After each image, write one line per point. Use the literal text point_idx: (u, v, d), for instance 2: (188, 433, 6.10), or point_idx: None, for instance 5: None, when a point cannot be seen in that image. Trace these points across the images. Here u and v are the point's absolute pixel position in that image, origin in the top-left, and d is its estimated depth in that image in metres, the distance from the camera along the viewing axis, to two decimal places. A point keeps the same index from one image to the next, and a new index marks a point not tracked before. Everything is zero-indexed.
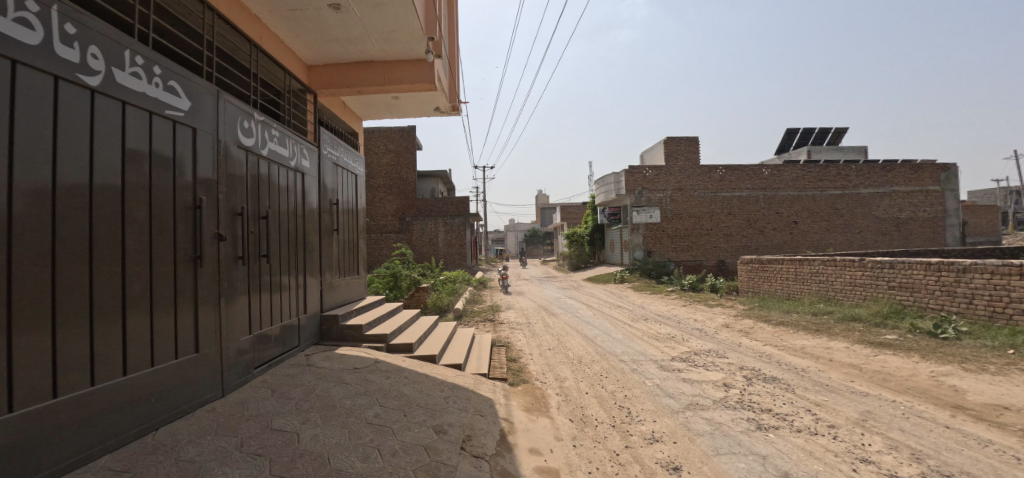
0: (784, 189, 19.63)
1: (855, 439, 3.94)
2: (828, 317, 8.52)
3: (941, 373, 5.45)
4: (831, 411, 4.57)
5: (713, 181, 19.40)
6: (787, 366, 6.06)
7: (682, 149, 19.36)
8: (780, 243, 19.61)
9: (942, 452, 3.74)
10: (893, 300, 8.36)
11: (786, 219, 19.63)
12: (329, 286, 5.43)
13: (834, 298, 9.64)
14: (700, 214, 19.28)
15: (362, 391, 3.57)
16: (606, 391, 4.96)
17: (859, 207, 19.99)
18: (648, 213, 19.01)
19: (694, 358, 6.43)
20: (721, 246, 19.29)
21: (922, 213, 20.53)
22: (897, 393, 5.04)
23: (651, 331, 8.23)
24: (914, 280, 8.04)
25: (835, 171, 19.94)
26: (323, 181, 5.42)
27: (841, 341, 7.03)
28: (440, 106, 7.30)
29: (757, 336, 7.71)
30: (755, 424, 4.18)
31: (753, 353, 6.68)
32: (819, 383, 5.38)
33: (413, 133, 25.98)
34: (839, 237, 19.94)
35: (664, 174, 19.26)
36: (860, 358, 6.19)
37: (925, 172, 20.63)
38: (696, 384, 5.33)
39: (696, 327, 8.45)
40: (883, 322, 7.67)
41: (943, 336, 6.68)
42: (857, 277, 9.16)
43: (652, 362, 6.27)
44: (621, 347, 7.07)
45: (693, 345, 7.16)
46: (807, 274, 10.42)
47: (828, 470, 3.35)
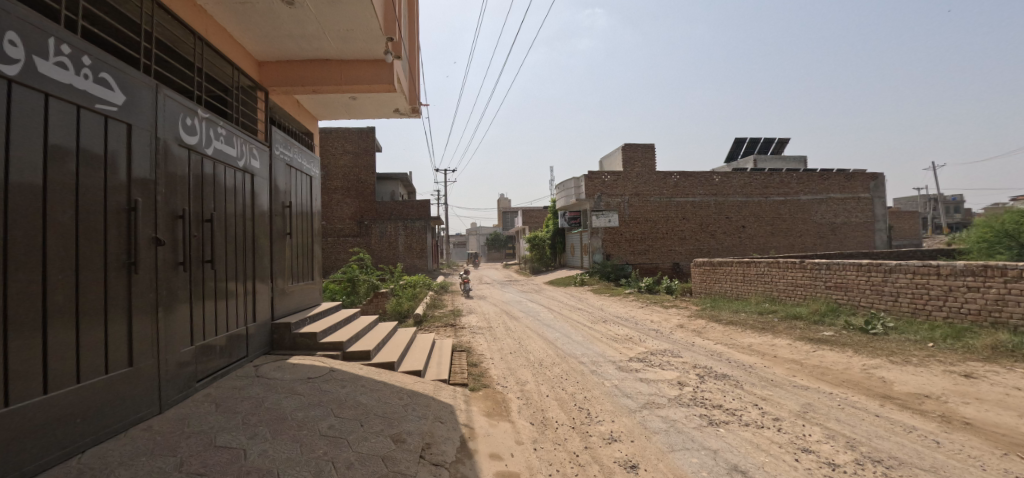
0: (733, 195, 20.64)
1: (797, 430, 4.18)
2: (773, 316, 9.01)
3: (872, 366, 5.88)
4: (776, 405, 4.83)
5: (668, 187, 20.12)
6: (736, 363, 6.35)
7: (640, 155, 19.98)
8: (730, 246, 20.59)
9: (873, 439, 4.04)
10: (829, 299, 8.96)
11: (735, 223, 20.63)
12: (281, 292, 5.20)
13: (778, 298, 10.21)
14: (656, 218, 19.93)
15: (316, 402, 3.42)
16: (566, 393, 5.01)
17: (800, 212, 21.35)
18: (607, 217, 19.45)
19: (650, 358, 6.63)
20: (676, 249, 20.01)
21: (855, 218, 22.16)
22: (834, 385, 5.41)
23: (610, 332, 8.41)
24: (847, 280, 8.66)
25: (778, 179, 21.20)
26: (274, 182, 5.18)
27: (784, 338, 7.46)
28: (400, 107, 7.17)
29: (709, 335, 8.04)
30: (707, 419, 4.35)
31: (705, 352, 6.96)
32: (765, 379, 5.68)
33: (372, 134, 25.40)
34: (782, 240, 21.18)
35: (622, 179, 19.78)
36: (801, 354, 6.59)
37: (857, 180, 22.30)
38: (653, 384, 5.49)
39: (653, 328, 8.71)
40: (821, 319, 8.20)
41: (873, 331, 7.23)
42: (798, 278, 9.75)
43: (610, 363, 6.40)
44: (581, 349, 7.17)
45: (649, 345, 7.38)
46: (753, 275, 10.99)
47: (773, 462, 3.53)
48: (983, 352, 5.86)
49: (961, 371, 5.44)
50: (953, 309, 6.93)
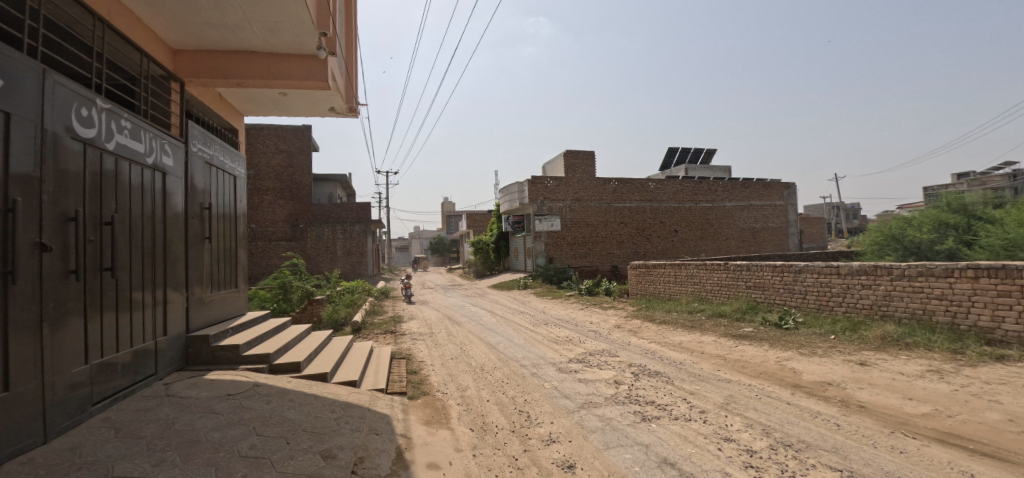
0: (666, 201, 21.83)
1: (720, 421, 4.47)
2: (701, 314, 9.59)
3: (784, 358, 6.44)
4: (702, 398, 5.14)
5: (607, 192, 20.88)
6: (668, 360, 6.69)
7: (580, 162, 20.58)
8: (664, 249, 21.71)
9: (785, 425, 4.41)
10: (749, 297, 9.71)
11: (668, 228, 21.81)
12: (198, 302, 4.76)
13: (705, 298, 10.90)
14: (596, 223, 20.61)
15: (236, 421, 3.17)
16: (506, 397, 5.02)
17: (725, 218, 22.99)
18: (549, 221, 19.82)
19: (589, 359, 6.81)
20: (614, 253, 20.79)
21: (772, 223, 24.22)
22: (753, 377, 5.85)
23: (551, 335, 8.55)
24: (764, 280, 9.42)
25: (706, 186, 22.71)
26: (191, 181, 4.77)
27: (711, 335, 7.97)
28: (336, 106, 6.88)
29: (644, 334, 8.41)
30: (640, 416, 4.54)
31: (640, 351, 7.27)
32: (693, 374, 6.02)
33: (308, 132, 24.18)
34: (710, 244, 22.67)
35: (564, 185, 20.24)
36: (725, 349, 7.08)
37: (774, 189, 24.40)
38: (591, 384, 5.64)
39: (592, 329, 8.98)
40: (743, 316, 8.86)
41: (786, 326, 7.91)
42: (722, 278, 10.47)
43: (551, 365, 6.51)
44: (523, 352, 7.23)
45: (588, 346, 7.59)
46: (684, 277, 11.65)
47: (699, 452, 3.74)
48: (875, 342, 6.61)
49: (858, 360, 6.09)
50: (850, 305, 7.76)
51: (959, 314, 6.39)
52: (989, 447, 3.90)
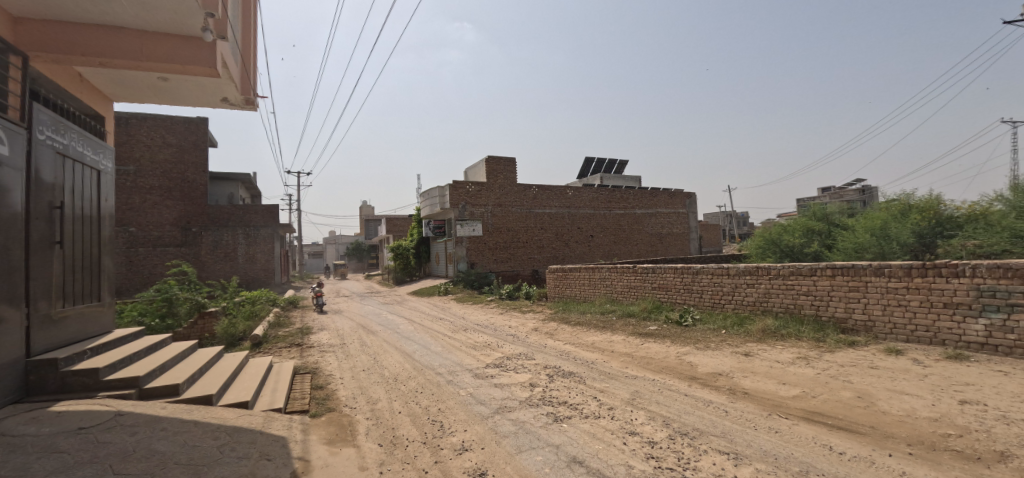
0: (582, 208, 22.82)
1: (626, 416, 4.70)
2: (612, 315, 10.10)
3: (684, 352, 6.98)
4: (611, 395, 5.38)
5: (528, 198, 21.31)
6: (581, 361, 6.93)
7: (502, 168, 20.80)
8: (581, 253, 22.65)
9: (682, 415, 4.76)
10: (655, 297, 10.43)
11: (585, 233, 22.80)
12: (45, 319, 4.02)
13: (617, 299, 11.50)
14: (517, 228, 20.92)
15: (88, 460, 2.69)
16: (420, 408, 4.85)
17: (635, 224, 24.59)
18: (470, 226, 19.61)
19: (506, 363, 6.84)
20: (534, 257, 21.23)
21: (676, 229, 26.35)
22: (656, 372, 6.26)
23: (470, 340, 8.46)
24: (667, 281, 10.17)
25: (619, 195, 24.14)
26: (37, 174, 4.03)
27: (621, 334, 8.43)
28: (229, 97, 6.26)
29: (560, 336, 8.66)
30: (553, 417, 4.64)
31: (555, 352, 7.47)
32: (603, 373, 6.30)
33: (203, 125, 21.76)
34: (622, 248, 24.07)
35: (486, 190, 20.27)
36: (633, 347, 7.52)
37: (678, 197, 26.59)
38: (506, 388, 5.65)
39: (511, 333, 9.04)
40: (649, 315, 9.50)
41: (686, 323, 8.61)
42: (631, 280, 11.11)
43: (468, 371, 6.43)
44: (439, 360, 7.07)
45: (505, 350, 7.63)
46: (597, 279, 12.19)
47: (606, 448, 3.89)
48: (758, 334, 7.43)
49: (744, 351, 6.79)
50: (738, 302, 8.65)
51: (820, 307, 7.41)
52: (843, 421, 4.54)
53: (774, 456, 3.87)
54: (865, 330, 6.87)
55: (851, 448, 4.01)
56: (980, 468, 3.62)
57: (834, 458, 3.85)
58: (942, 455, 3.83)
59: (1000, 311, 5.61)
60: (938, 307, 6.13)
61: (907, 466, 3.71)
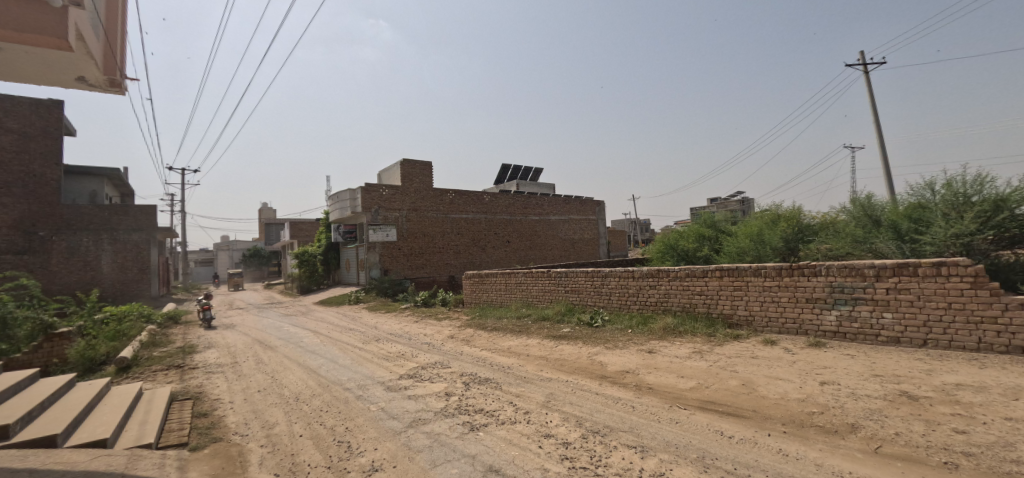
0: (499, 214, 23.05)
1: (541, 419, 4.76)
2: (528, 319, 10.25)
3: (594, 353, 7.28)
4: (526, 399, 5.42)
5: (444, 203, 21.01)
6: (497, 366, 6.92)
7: (417, 172, 20.29)
8: (498, 258, 22.83)
9: (594, 413, 4.94)
10: (568, 301, 10.79)
11: (501, 239, 23.04)
12: None
13: (532, 303, 11.71)
14: (433, 233, 20.49)
15: None
16: (324, 429, 4.48)
17: (549, 230, 25.39)
18: (384, 231, 18.83)
19: (420, 373, 6.59)
20: (451, 262, 20.94)
21: (587, 235, 27.70)
22: (569, 373, 6.45)
23: (382, 351, 8.04)
24: (579, 285, 10.57)
25: (534, 201, 24.78)
26: None
27: (536, 337, 8.58)
28: (89, 76, 5.35)
29: (477, 342, 8.58)
30: (469, 426, 4.55)
31: (472, 359, 7.38)
32: (519, 377, 6.33)
33: (58, 110, 18.46)
34: (537, 253, 24.71)
35: (400, 194, 19.59)
36: (547, 350, 7.68)
37: (589, 205, 27.98)
38: (421, 399, 5.44)
39: (426, 342, 8.76)
40: (562, 318, 9.80)
41: (597, 325, 9.01)
42: (546, 285, 11.37)
43: (380, 384, 6.10)
44: (348, 374, 6.62)
45: (420, 360, 7.37)
46: (513, 284, 12.30)
47: (522, 454, 3.90)
48: (659, 332, 8.01)
49: (648, 349, 7.26)
50: (642, 302, 9.25)
51: (711, 305, 8.19)
52: (732, 408, 5.01)
53: (675, 446, 4.15)
54: (747, 324, 7.73)
55: (738, 432, 4.44)
56: (837, 439, 4.20)
57: (725, 442, 4.23)
58: (809, 431, 4.39)
59: (847, 303, 6.67)
60: (802, 302, 7.10)
61: (783, 443, 4.20)
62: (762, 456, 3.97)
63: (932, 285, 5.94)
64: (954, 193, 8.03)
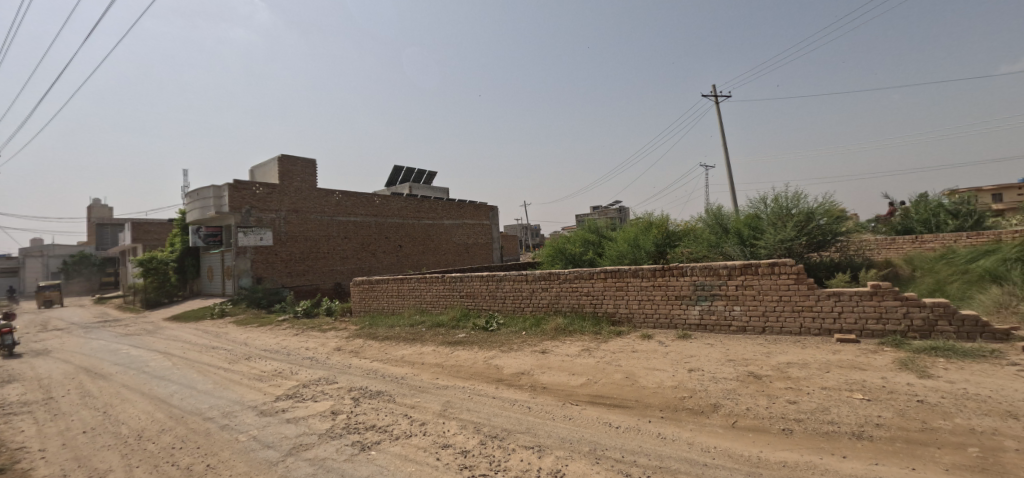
0: (390, 217, 22.12)
1: (438, 430, 4.60)
2: (422, 327, 9.91)
3: (491, 356, 7.30)
4: (422, 410, 5.20)
5: (329, 205, 19.50)
6: (389, 377, 6.54)
7: (298, 170, 18.55)
8: (388, 264, 21.84)
9: (491, 418, 4.91)
10: (463, 305, 10.67)
11: (393, 243, 22.10)
12: None
13: (426, 310, 11.35)
14: (316, 237, 18.85)
15: None
16: (178, 469, 3.77)
17: (443, 234, 25.09)
18: (256, 234, 16.78)
19: (301, 392, 5.94)
20: (337, 268, 19.44)
21: (481, 239, 27.95)
22: (465, 379, 6.36)
23: (253, 371, 7.09)
24: (473, 289, 10.52)
25: (428, 205, 24.31)
26: None
27: (431, 344, 8.32)
28: None
29: (367, 353, 8.04)
30: (359, 446, 4.20)
31: (361, 371, 6.88)
32: (413, 387, 6.06)
33: None
34: (430, 258, 24.20)
35: (277, 193, 17.67)
36: (443, 357, 7.49)
37: (483, 210, 28.31)
38: (302, 422, 4.88)
39: (308, 357, 7.94)
40: (458, 324, 9.67)
41: (492, 329, 9.06)
42: (440, 290, 11.11)
43: (251, 409, 5.35)
44: (209, 400, 5.70)
45: (300, 376, 6.66)
46: (405, 291, 11.81)
47: (419, 470, 3.71)
48: (551, 332, 8.33)
49: (541, 349, 7.49)
50: (535, 304, 9.54)
51: (596, 305, 8.75)
52: (618, 400, 5.37)
53: (569, 442, 4.30)
54: (627, 321, 8.42)
55: (623, 422, 4.77)
56: (703, 419, 4.75)
57: (613, 433, 4.50)
58: (682, 414, 4.90)
59: (707, 299, 7.64)
60: (673, 299, 7.95)
61: (661, 428, 4.61)
62: (644, 441, 4.31)
63: (769, 282, 7.08)
64: (780, 205, 9.74)
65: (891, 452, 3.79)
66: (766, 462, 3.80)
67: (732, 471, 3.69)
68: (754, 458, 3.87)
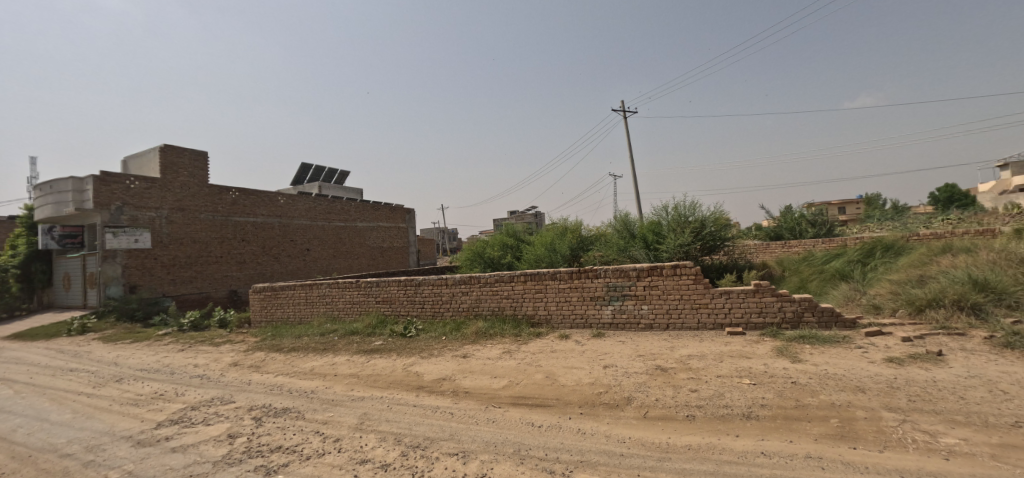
0: (296, 218, 20.48)
1: (355, 445, 4.31)
2: (334, 335, 9.26)
3: (410, 363, 7.04)
4: (336, 425, 4.84)
5: (224, 204, 17.51)
6: (297, 392, 5.99)
7: (186, 162, 16.42)
8: (293, 269, 20.15)
9: (412, 427, 4.72)
10: (379, 311, 10.18)
11: (298, 247, 20.45)
12: None
13: (338, 317, 10.64)
14: (207, 240, 16.78)
15: None
16: None
17: (355, 237, 23.83)
18: (130, 235, 14.46)
19: (188, 416, 5.21)
20: (231, 275, 17.45)
21: (397, 243, 27.00)
22: (383, 389, 6.05)
23: (126, 395, 6.07)
24: (390, 294, 10.07)
25: (340, 206, 22.94)
26: None
27: (344, 354, 7.81)
28: None
29: (269, 367, 7.32)
30: (263, 471, 3.79)
31: (263, 387, 6.24)
32: (325, 401, 5.61)
33: None
34: (341, 262, 22.79)
35: (158, 188, 15.42)
36: (358, 367, 7.07)
37: (400, 212, 27.41)
38: (190, 450, 4.28)
39: (197, 375, 6.99)
40: (374, 331, 9.21)
41: (411, 335, 8.77)
42: (353, 296, 10.48)
43: (124, 440, 4.56)
44: (67, 433, 4.77)
45: (188, 398, 5.85)
46: (315, 297, 10.96)
47: None
48: (472, 336, 8.27)
49: (462, 354, 7.40)
50: (454, 308, 9.40)
51: (516, 307, 8.88)
52: (539, 400, 5.48)
53: (493, 445, 4.29)
54: (546, 322, 8.66)
55: (546, 420, 4.87)
56: (618, 412, 5.02)
57: (536, 432, 4.58)
58: (599, 408, 5.14)
59: (619, 299, 8.13)
60: (588, 300, 8.34)
61: (581, 423, 4.78)
62: (566, 437, 4.44)
63: (672, 282, 7.72)
64: (680, 213, 10.73)
65: (773, 428, 4.32)
66: (673, 447, 4.13)
67: (646, 458, 3.94)
68: (664, 444, 4.18)
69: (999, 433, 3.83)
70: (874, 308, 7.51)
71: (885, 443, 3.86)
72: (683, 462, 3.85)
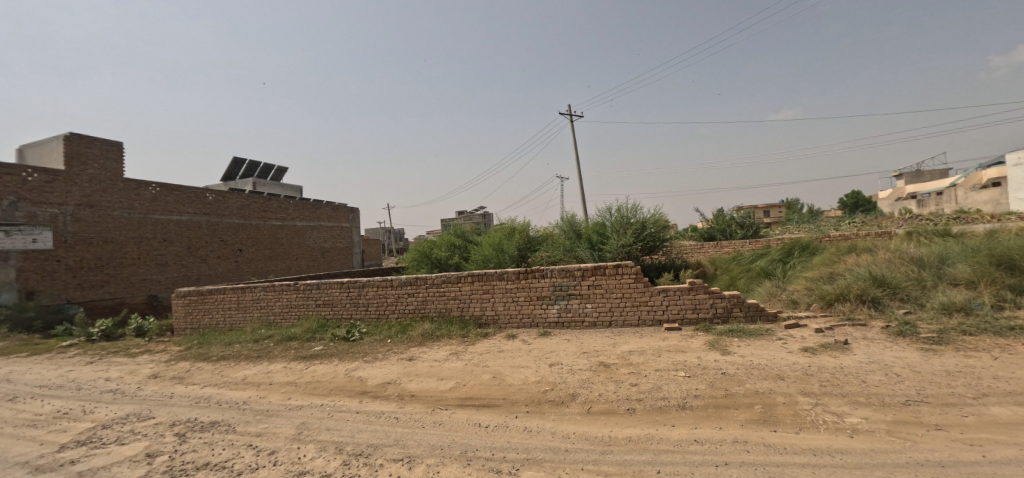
0: (227, 216, 19.14)
1: (292, 456, 4.10)
2: (269, 342, 8.74)
3: (353, 368, 6.81)
4: (270, 436, 4.57)
5: (142, 200, 16.02)
6: (227, 404, 5.60)
7: (96, 153, 14.81)
8: (223, 272, 18.79)
9: (355, 435, 4.56)
10: (319, 315, 9.73)
11: (229, 247, 19.11)
12: None
13: (274, 323, 10.05)
14: (122, 239, 15.25)
15: None
16: None
17: (294, 237, 22.66)
18: (26, 235, 12.81)
19: (99, 435, 4.71)
20: (151, 278, 15.99)
21: (339, 243, 25.99)
22: (323, 396, 5.80)
23: (22, 415, 5.39)
24: (332, 297, 9.66)
25: (277, 204, 21.72)
26: None
27: (281, 361, 7.39)
28: None
29: (196, 378, 6.79)
30: None
31: (189, 400, 5.78)
32: (259, 412, 5.29)
33: None
34: (277, 264, 21.57)
35: (62, 182, 13.79)
36: (297, 373, 6.73)
37: (343, 211, 26.44)
38: (102, 473, 3.88)
39: (110, 390, 6.34)
40: (314, 336, 8.81)
41: (354, 338, 8.48)
42: (291, 299, 9.95)
43: (18, 466, 4.05)
44: None
45: (98, 415, 5.29)
46: (248, 302, 10.28)
47: None
48: (419, 338, 8.13)
49: (408, 356, 7.26)
50: (400, 310, 9.18)
51: (464, 307, 8.83)
52: (487, 400, 5.49)
53: (440, 448, 4.25)
54: (493, 322, 8.68)
55: (492, 420, 4.89)
56: (563, 408, 5.14)
57: (482, 432, 4.59)
58: (545, 406, 5.23)
59: (564, 299, 8.31)
60: (535, 299, 8.45)
61: (527, 421, 4.85)
62: (512, 436, 4.48)
63: (615, 281, 8.01)
64: (622, 215, 11.17)
65: (705, 416, 4.61)
66: (615, 440, 4.29)
67: (589, 452, 4.07)
68: (606, 438, 4.34)
69: (893, 411, 4.32)
70: (792, 303, 8.20)
71: (800, 425, 4.24)
72: (624, 453, 4.01)
